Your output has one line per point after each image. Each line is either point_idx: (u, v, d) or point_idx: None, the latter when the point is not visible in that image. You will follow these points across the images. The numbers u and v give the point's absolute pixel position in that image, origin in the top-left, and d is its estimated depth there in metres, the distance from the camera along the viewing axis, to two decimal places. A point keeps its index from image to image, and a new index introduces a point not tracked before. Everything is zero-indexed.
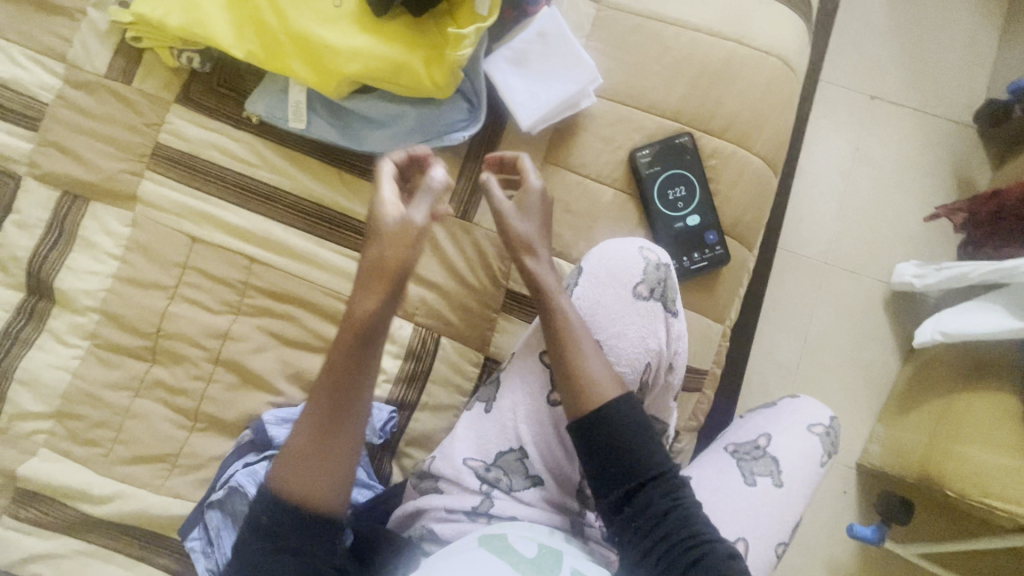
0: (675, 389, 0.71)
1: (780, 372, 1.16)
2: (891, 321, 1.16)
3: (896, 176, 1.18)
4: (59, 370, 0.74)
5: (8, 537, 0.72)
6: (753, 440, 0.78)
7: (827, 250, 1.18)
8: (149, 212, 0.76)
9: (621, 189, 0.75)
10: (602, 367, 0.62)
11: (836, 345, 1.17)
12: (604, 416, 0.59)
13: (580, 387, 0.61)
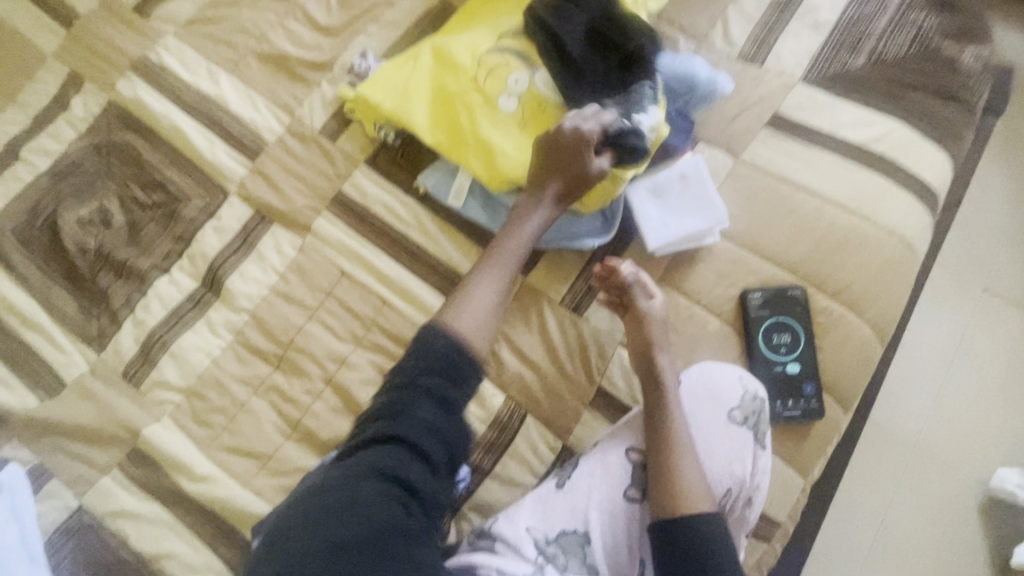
0: (749, 525, 0.73)
1: (850, 550, 1.08)
2: (982, 528, 1.07)
3: (1003, 375, 1.14)
4: (202, 354, 0.85)
5: (109, 488, 0.80)
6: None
7: (919, 433, 1.13)
8: (316, 243, 0.90)
9: (727, 322, 0.80)
10: (696, 474, 0.69)
11: (917, 538, 1.08)
12: (689, 519, 0.66)
13: (671, 486, 0.69)
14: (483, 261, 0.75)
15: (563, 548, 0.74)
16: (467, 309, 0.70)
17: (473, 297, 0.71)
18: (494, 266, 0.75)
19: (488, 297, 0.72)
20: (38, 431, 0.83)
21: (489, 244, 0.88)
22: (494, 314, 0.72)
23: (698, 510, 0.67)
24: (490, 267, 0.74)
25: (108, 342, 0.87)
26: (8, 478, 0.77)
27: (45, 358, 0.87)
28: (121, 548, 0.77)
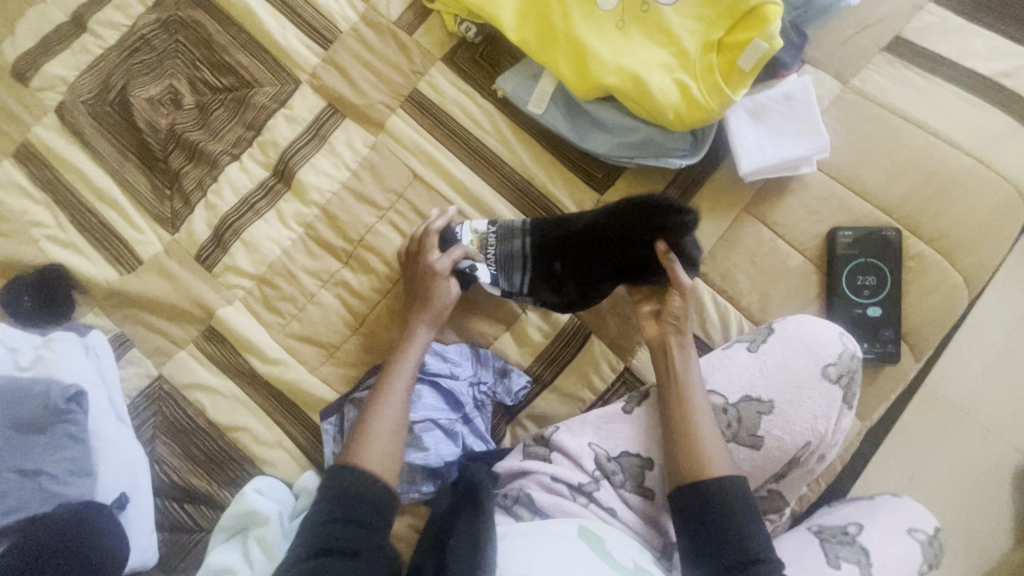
0: (810, 477, 0.70)
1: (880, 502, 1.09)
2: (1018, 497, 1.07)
3: None
4: (273, 244, 0.86)
5: (185, 362, 0.83)
6: (843, 528, 0.70)
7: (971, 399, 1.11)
8: (389, 142, 0.87)
9: (809, 259, 0.78)
10: (716, 446, 0.65)
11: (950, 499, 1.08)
12: (715, 491, 0.62)
13: (696, 456, 0.64)
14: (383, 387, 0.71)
15: (623, 469, 0.73)
16: (371, 441, 0.67)
17: (379, 424, 0.68)
18: (391, 396, 0.71)
19: (387, 427, 0.68)
20: (118, 303, 0.86)
21: (567, 156, 0.85)
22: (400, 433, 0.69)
23: (729, 484, 0.62)
24: (385, 391, 0.71)
25: (181, 224, 0.88)
26: (95, 343, 0.82)
27: (121, 234, 0.89)
28: (198, 418, 0.82)
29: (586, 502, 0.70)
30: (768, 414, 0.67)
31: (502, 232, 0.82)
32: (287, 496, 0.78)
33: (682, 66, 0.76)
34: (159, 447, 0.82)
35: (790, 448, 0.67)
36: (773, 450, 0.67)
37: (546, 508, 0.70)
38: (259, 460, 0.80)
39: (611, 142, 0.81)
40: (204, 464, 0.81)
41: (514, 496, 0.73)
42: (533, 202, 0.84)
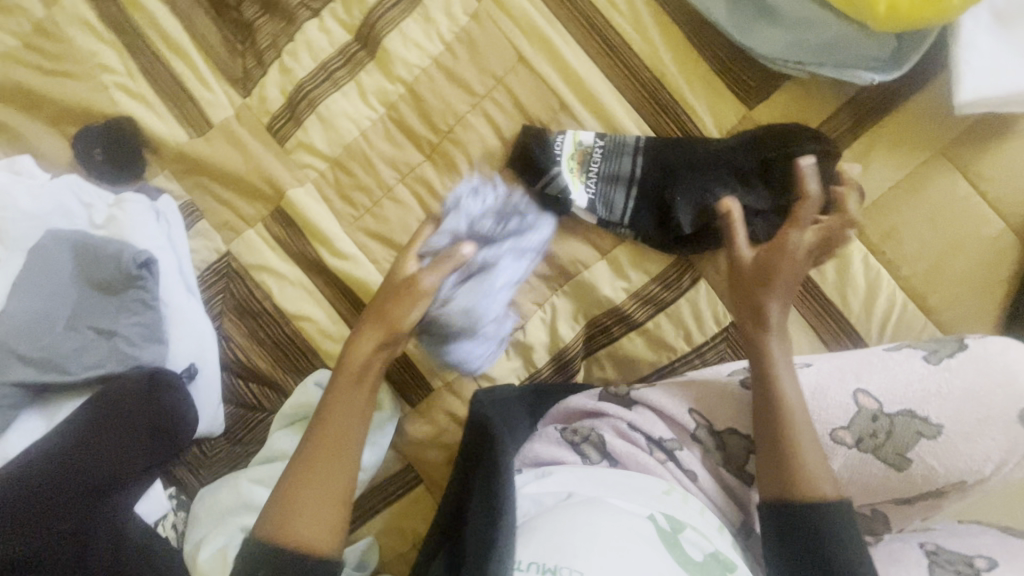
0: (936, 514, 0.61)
1: None
2: None
3: None
4: (351, 123, 0.75)
5: (253, 242, 0.78)
6: (968, 559, 0.58)
7: None
8: (493, 10, 0.71)
9: (1014, 228, 0.61)
10: (819, 464, 0.54)
11: None
12: (805, 517, 0.52)
13: (793, 468, 0.54)
14: (323, 434, 0.55)
15: (724, 444, 0.65)
16: (300, 525, 0.51)
17: (306, 498, 0.52)
18: (327, 462, 0.54)
19: (316, 505, 0.52)
20: (187, 168, 0.80)
21: (716, 52, 0.67)
22: (335, 505, 0.53)
23: (826, 507, 0.52)
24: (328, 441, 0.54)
25: (253, 87, 0.79)
26: (165, 208, 0.78)
27: (191, 91, 0.80)
28: (265, 301, 0.78)
29: (665, 460, 0.64)
30: (931, 439, 0.58)
31: (611, 147, 0.69)
32: None
33: None
34: (226, 324, 0.79)
35: (942, 480, 0.58)
36: (916, 477, 0.58)
37: (619, 455, 0.64)
38: (324, 354, 0.77)
39: (787, 46, 0.63)
40: (269, 349, 0.79)
41: (583, 434, 0.67)
42: (661, 108, 0.68)
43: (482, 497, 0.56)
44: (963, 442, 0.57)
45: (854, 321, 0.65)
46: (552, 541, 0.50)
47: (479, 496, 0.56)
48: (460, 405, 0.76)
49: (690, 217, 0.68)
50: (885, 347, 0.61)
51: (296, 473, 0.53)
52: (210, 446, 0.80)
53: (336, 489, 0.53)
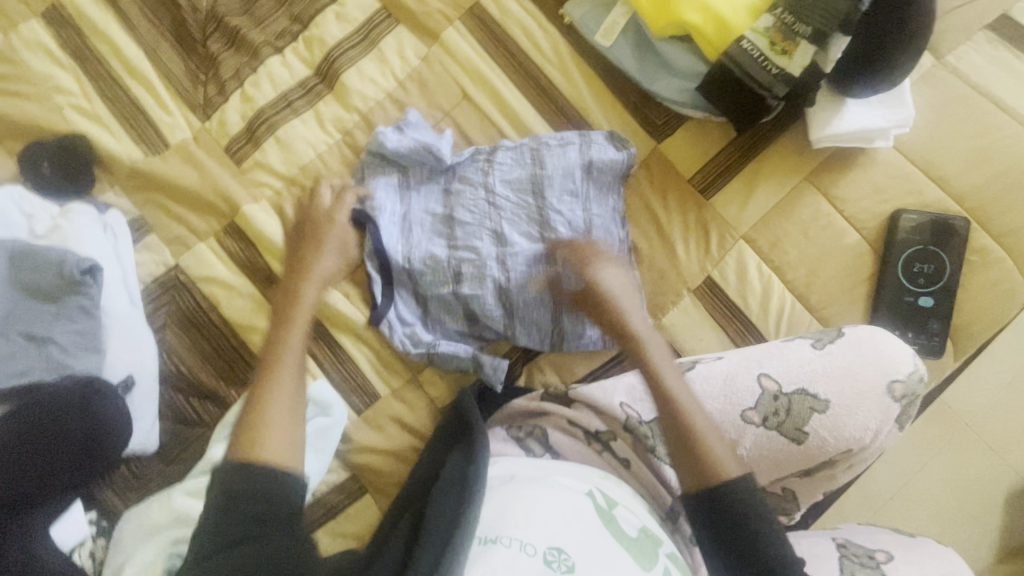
0: (833, 487, 0.70)
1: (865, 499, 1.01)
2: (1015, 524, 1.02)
3: None
4: (308, 146, 0.82)
5: (204, 256, 0.80)
6: (871, 552, 0.72)
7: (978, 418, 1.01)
8: (442, 56, 0.82)
9: (868, 240, 0.74)
10: (722, 448, 0.59)
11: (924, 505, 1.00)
12: (725, 499, 0.55)
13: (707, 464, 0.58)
14: (273, 362, 0.65)
15: (653, 433, 0.69)
16: (270, 440, 0.58)
17: (269, 415, 0.60)
18: (284, 380, 0.63)
19: (284, 411, 0.60)
20: (140, 185, 0.82)
21: (628, 96, 0.80)
22: (298, 422, 0.61)
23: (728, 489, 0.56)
24: (283, 363, 0.65)
25: (213, 112, 0.84)
26: (114, 223, 0.79)
27: (149, 114, 0.84)
28: (212, 313, 0.79)
29: (601, 450, 0.70)
30: (821, 413, 0.66)
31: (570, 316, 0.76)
32: None
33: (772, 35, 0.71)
34: (169, 336, 0.79)
35: (832, 450, 0.66)
36: (812, 447, 0.66)
37: (560, 448, 0.70)
38: None
39: (681, 91, 0.77)
40: (213, 360, 0.78)
41: (527, 430, 0.72)
42: None
43: (456, 470, 0.61)
44: (843, 416, 0.66)
45: (754, 320, 0.75)
46: (491, 516, 0.58)
47: (453, 468, 0.61)
48: (407, 412, 0.78)
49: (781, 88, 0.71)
50: (783, 338, 0.69)
51: (259, 395, 0.62)
52: (142, 465, 0.77)
53: (298, 389, 0.64)
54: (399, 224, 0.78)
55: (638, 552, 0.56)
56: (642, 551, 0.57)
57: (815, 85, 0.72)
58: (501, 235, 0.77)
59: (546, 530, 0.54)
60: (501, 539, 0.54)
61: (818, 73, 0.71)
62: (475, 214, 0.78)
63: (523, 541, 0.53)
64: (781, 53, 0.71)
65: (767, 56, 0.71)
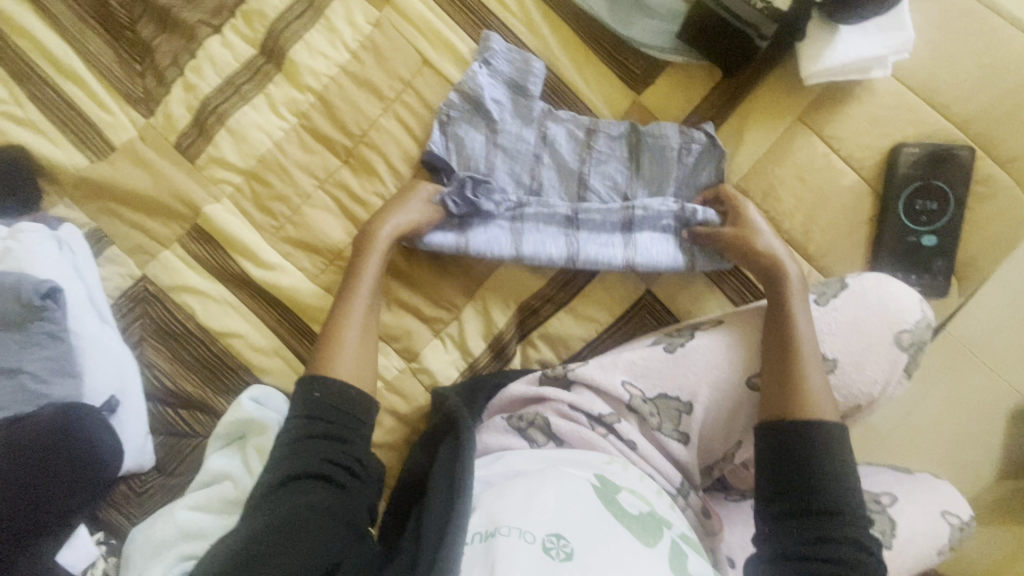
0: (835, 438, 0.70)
1: (868, 434, 1.06)
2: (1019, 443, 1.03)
3: None
4: (263, 134, 0.76)
5: (172, 263, 0.76)
6: (877, 496, 0.73)
7: (979, 345, 1.04)
8: (395, 19, 0.75)
9: (866, 179, 0.70)
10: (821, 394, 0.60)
11: (925, 433, 1.05)
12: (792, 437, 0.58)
13: (798, 401, 0.59)
14: (350, 292, 0.68)
15: (658, 410, 0.67)
16: (340, 365, 0.64)
17: (345, 340, 0.65)
18: (360, 298, 0.68)
19: (355, 339, 0.66)
20: (92, 194, 0.77)
21: (603, 46, 0.74)
22: (369, 350, 0.67)
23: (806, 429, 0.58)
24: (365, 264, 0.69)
25: (156, 106, 0.77)
26: (69, 237, 0.74)
27: (88, 115, 0.78)
28: (188, 322, 0.76)
29: (606, 434, 0.67)
30: (829, 373, 0.64)
31: (662, 157, 0.73)
32: (285, 405, 0.73)
33: None
34: (148, 350, 0.76)
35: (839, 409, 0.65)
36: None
37: (564, 435, 0.67)
38: (257, 369, 0.75)
39: (658, 35, 0.72)
40: (197, 370, 0.76)
41: (529, 420, 0.69)
42: (560, 99, 0.75)
43: (446, 465, 0.60)
44: (851, 372, 0.63)
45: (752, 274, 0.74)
46: (490, 509, 0.55)
47: (442, 466, 0.60)
48: (401, 403, 0.75)
49: (773, 29, 0.67)
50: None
51: (339, 315, 0.67)
52: (140, 481, 0.75)
53: (371, 306, 0.68)
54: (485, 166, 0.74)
55: (642, 531, 0.55)
56: (647, 529, 0.56)
57: (805, 17, 0.66)
58: (564, 139, 0.74)
59: (544, 517, 0.53)
60: (501, 529, 0.52)
61: (809, 0, 0.66)
62: (522, 142, 0.74)
63: (522, 529, 0.51)
64: None
65: None
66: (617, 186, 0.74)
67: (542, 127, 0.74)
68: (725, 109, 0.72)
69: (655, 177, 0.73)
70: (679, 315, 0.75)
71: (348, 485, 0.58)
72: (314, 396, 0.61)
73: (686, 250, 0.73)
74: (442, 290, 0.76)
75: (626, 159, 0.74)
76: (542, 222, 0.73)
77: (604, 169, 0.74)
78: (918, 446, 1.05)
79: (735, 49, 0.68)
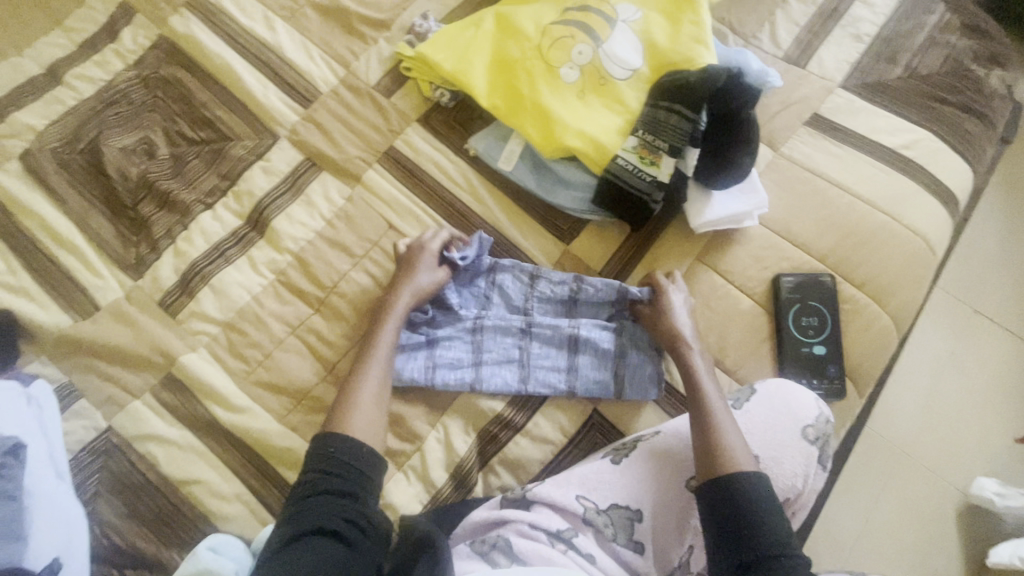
0: None
1: (832, 545, 1.08)
2: (968, 539, 1.08)
3: (981, 398, 1.16)
4: (243, 290, 0.85)
5: (141, 413, 0.79)
6: None
7: (906, 442, 1.14)
8: (365, 194, 0.92)
9: (759, 303, 0.85)
10: (738, 445, 0.68)
11: (884, 539, 1.08)
12: (732, 488, 0.64)
13: (718, 454, 0.67)
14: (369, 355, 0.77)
15: (613, 521, 0.71)
16: (358, 415, 0.72)
17: (359, 399, 0.74)
18: (374, 369, 0.76)
19: (371, 400, 0.74)
20: (69, 351, 0.82)
21: (535, 210, 0.92)
22: (381, 410, 0.75)
23: (741, 478, 0.64)
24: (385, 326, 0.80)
25: (146, 270, 0.87)
26: (39, 393, 0.77)
27: (79, 280, 0.86)
28: (149, 472, 0.76)
29: (566, 549, 0.69)
30: None
31: (592, 296, 0.85)
32: (244, 553, 0.71)
33: (641, 150, 0.86)
34: (101, 506, 0.75)
35: None
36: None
37: (525, 554, 0.68)
38: (216, 518, 0.75)
39: (577, 200, 0.89)
40: (153, 524, 0.75)
41: (491, 542, 0.70)
42: (504, 251, 0.89)
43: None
44: (773, 467, 0.71)
45: (682, 389, 0.84)
46: None
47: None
48: None
49: (660, 194, 0.85)
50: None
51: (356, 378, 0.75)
52: None
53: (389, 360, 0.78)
54: (440, 313, 0.86)
55: None
56: None
57: (682, 186, 0.88)
58: (510, 283, 0.87)
59: None
60: None
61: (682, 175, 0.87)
62: (476, 289, 0.88)
63: None
64: (651, 164, 0.85)
65: (641, 168, 0.85)
66: (559, 318, 0.86)
67: (492, 275, 0.87)
68: (640, 250, 0.89)
69: (586, 310, 0.86)
70: (624, 431, 0.82)
71: (351, 537, 0.63)
72: (328, 451, 0.68)
73: (626, 369, 0.83)
74: (405, 422, 0.81)
75: (564, 296, 0.86)
76: (499, 360, 0.83)
77: (544, 306, 0.86)
78: (880, 552, 1.07)
79: (636, 210, 0.86)
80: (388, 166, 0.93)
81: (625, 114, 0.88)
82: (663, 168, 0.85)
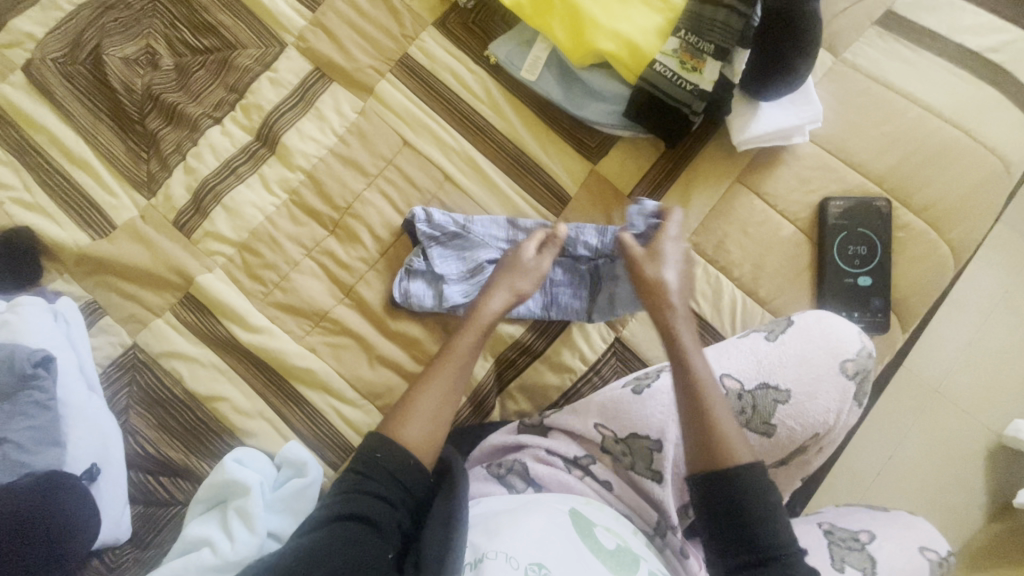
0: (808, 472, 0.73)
1: (852, 479, 1.07)
2: (998, 480, 1.05)
3: None
4: (256, 210, 0.83)
5: (163, 330, 0.80)
6: (856, 533, 0.73)
7: (944, 382, 1.09)
8: (378, 107, 0.85)
9: (802, 229, 0.78)
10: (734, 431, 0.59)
11: (906, 475, 1.06)
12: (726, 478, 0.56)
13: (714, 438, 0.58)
14: (444, 360, 0.67)
15: (631, 449, 0.70)
16: (415, 416, 0.63)
17: (421, 401, 0.64)
18: (447, 371, 0.66)
19: (432, 410, 0.64)
20: (90, 270, 0.82)
21: (560, 125, 0.84)
22: (443, 419, 0.64)
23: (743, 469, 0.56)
24: (473, 327, 0.69)
25: (158, 188, 0.85)
26: (65, 309, 0.78)
27: (93, 198, 0.84)
28: (176, 388, 0.78)
29: (582, 476, 0.70)
30: (784, 403, 0.68)
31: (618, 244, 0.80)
32: (267, 466, 0.73)
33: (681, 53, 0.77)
34: (133, 418, 0.78)
35: (800, 438, 0.69)
36: (783, 438, 0.69)
37: (542, 479, 0.68)
38: (240, 432, 0.77)
39: (607, 113, 0.82)
40: (182, 436, 0.77)
41: (507, 466, 0.70)
42: (526, 170, 0.83)
43: (441, 505, 0.59)
44: (805, 402, 0.68)
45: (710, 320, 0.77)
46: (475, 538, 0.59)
47: (437, 508, 0.59)
48: None
49: (702, 105, 0.77)
50: (738, 337, 0.72)
51: (422, 381, 0.66)
52: (114, 555, 0.73)
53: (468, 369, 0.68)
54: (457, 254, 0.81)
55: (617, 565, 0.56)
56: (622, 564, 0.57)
57: (728, 96, 0.78)
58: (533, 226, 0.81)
59: (528, 545, 0.55)
60: (487, 555, 0.55)
61: (727, 82, 0.78)
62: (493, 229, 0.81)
63: (508, 554, 0.54)
64: (693, 70, 0.77)
65: (681, 75, 0.77)
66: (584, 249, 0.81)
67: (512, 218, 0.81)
68: (673, 168, 0.82)
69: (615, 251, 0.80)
70: (647, 361, 0.80)
71: (382, 525, 0.56)
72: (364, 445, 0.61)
73: None
74: (423, 346, 0.80)
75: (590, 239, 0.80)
76: None
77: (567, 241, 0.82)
78: (902, 488, 1.06)
79: (673, 122, 0.78)
80: (402, 76, 0.86)
81: (665, 14, 0.79)
82: (706, 73, 0.77)
